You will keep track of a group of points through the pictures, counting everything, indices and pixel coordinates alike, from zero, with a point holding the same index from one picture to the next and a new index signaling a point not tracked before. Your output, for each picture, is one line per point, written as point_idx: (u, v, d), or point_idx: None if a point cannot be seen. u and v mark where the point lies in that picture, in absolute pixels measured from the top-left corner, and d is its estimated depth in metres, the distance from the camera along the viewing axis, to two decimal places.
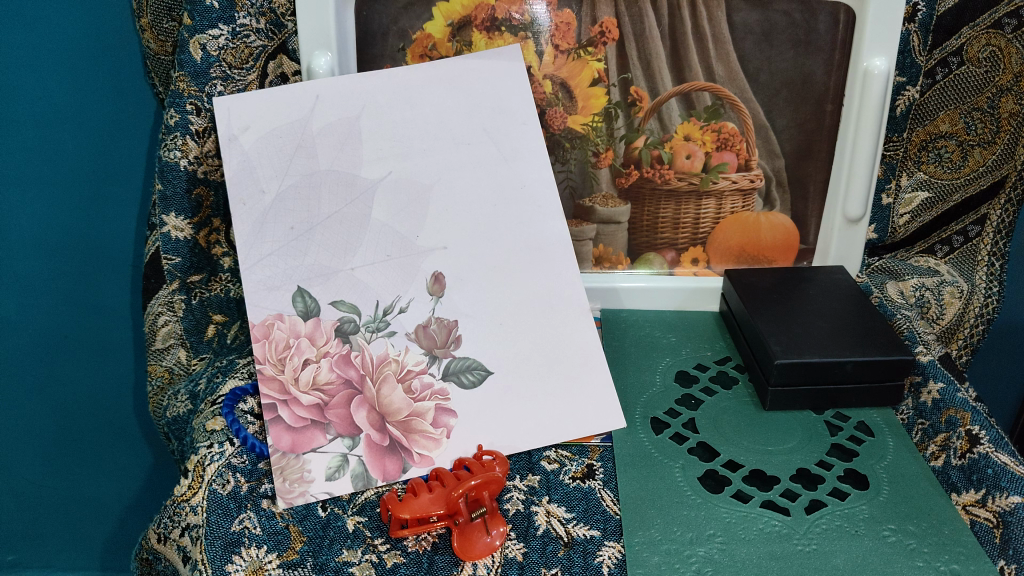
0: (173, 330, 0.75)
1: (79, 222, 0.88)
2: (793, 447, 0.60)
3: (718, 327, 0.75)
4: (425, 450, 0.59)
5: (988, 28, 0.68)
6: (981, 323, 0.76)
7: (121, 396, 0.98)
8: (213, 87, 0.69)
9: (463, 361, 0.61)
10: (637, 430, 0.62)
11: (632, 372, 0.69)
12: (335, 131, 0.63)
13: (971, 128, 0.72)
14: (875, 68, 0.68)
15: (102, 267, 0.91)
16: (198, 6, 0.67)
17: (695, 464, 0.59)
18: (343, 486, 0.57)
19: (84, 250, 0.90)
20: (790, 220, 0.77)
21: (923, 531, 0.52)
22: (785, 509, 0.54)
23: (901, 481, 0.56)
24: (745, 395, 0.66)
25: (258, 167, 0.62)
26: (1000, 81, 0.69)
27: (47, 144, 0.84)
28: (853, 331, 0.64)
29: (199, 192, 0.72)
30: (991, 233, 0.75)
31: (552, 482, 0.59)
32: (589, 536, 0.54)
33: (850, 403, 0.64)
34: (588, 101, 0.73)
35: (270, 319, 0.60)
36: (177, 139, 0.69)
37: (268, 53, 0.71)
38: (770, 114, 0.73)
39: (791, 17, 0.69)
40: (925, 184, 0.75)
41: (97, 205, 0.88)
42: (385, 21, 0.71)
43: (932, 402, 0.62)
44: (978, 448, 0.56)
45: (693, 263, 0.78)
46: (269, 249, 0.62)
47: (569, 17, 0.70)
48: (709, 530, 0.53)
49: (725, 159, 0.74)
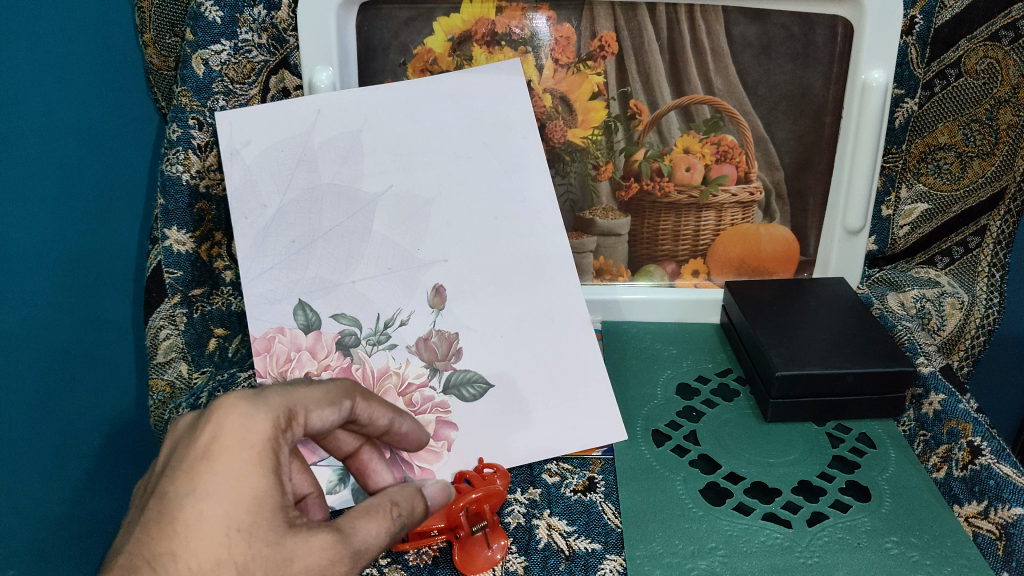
0: (175, 343, 0.74)
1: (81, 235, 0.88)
2: (794, 460, 0.60)
3: (719, 339, 0.75)
4: (425, 463, 0.59)
5: (986, 40, 0.68)
6: (982, 335, 0.76)
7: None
8: (214, 102, 0.70)
9: (463, 373, 0.61)
10: (638, 443, 0.62)
11: (632, 385, 0.69)
12: (336, 146, 0.63)
13: (970, 139, 0.72)
14: (873, 81, 0.68)
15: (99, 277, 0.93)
16: (199, 22, 0.68)
17: (696, 476, 0.59)
18: (343, 499, 0.57)
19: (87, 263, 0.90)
20: (789, 232, 0.77)
21: (925, 543, 0.52)
22: (786, 521, 0.54)
23: (903, 493, 0.56)
24: (745, 407, 0.66)
25: (259, 182, 0.62)
26: (999, 93, 0.69)
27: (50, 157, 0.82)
28: (854, 343, 0.64)
29: (201, 207, 0.72)
30: (992, 244, 0.75)
31: (553, 496, 0.59)
32: (590, 549, 0.54)
33: (851, 415, 0.64)
34: (588, 114, 0.73)
35: (271, 333, 0.61)
36: (179, 153, 0.69)
37: (270, 68, 0.72)
38: (770, 127, 0.73)
39: (789, 30, 0.70)
40: (925, 196, 0.75)
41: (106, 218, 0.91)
42: (386, 36, 0.72)
43: (934, 413, 0.61)
44: (980, 460, 0.56)
45: (693, 275, 0.79)
46: (270, 262, 0.62)
47: (569, 31, 0.71)
48: (710, 543, 0.53)
49: (724, 171, 0.74)
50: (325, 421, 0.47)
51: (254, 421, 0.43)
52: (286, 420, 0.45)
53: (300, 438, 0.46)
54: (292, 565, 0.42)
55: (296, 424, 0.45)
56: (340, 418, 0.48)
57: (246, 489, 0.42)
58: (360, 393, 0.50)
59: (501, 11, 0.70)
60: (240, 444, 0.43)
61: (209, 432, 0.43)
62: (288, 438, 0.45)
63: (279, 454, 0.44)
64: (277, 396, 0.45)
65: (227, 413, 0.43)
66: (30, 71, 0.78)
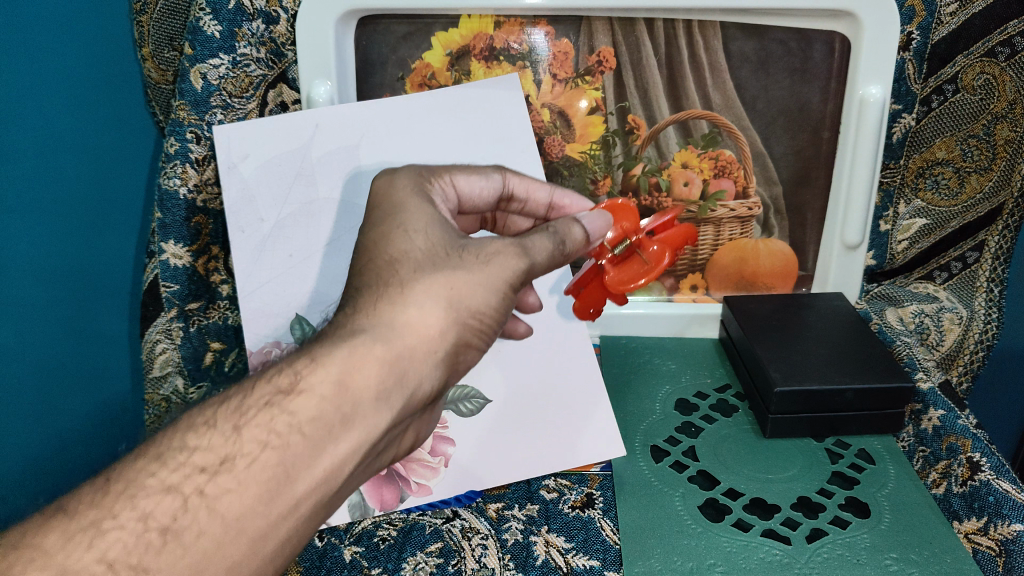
0: (170, 358, 0.74)
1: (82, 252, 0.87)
2: (794, 476, 0.59)
3: (718, 353, 0.75)
4: (423, 479, 0.59)
5: (982, 56, 0.68)
6: (981, 350, 0.76)
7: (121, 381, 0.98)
8: (212, 115, 0.70)
9: (462, 389, 0.62)
10: (637, 459, 0.62)
11: (632, 400, 0.68)
12: (335, 159, 0.63)
13: (968, 155, 0.71)
14: (870, 97, 0.68)
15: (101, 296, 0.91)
16: (198, 36, 0.67)
17: (695, 492, 0.58)
18: (341, 515, 0.57)
19: (80, 273, 0.87)
20: (788, 247, 0.77)
21: (925, 560, 0.51)
22: (786, 538, 0.54)
23: (903, 510, 0.56)
24: (745, 423, 0.65)
25: (257, 196, 0.62)
26: (995, 108, 0.69)
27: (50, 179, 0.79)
28: (853, 358, 0.64)
29: (199, 221, 0.72)
30: (990, 259, 0.75)
31: (551, 512, 0.58)
32: (589, 566, 0.53)
33: (851, 431, 0.63)
34: (587, 129, 0.74)
35: (268, 346, 0.61)
36: (176, 166, 0.69)
37: (268, 82, 0.72)
38: (769, 142, 0.74)
39: (787, 46, 0.70)
40: (923, 212, 0.74)
41: (94, 231, 0.88)
42: (385, 51, 0.72)
43: (932, 429, 0.61)
44: (979, 476, 0.56)
45: (693, 290, 0.79)
46: (268, 277, 0.62)
47: (567, 46, 0.71)
48: (709, 560, 0.52)
49: (723, 186, 0.75)
50: (476, 185, 0.55)
51: (402, 177, 0.51)
52: (432, 177, 0.52)
53: (454, 200, 0.54)
54: (471, 249, 0.46)
55: (443, 181, 0.53)
56: (495, 187, 0.57)
57: (416, 209, 0.48)
58: (508, 170, 0.57)
59: (499, 26, 0.70)
60: (399, 190, 0.50)
61: (378, 190, 0.51)
62: (439, 184, 0.53)
63: (430, 187, 0.52)
64: (415, 169, 0.53)
65: (386, 173, 0.52)
66: (34, 80, 0.76)
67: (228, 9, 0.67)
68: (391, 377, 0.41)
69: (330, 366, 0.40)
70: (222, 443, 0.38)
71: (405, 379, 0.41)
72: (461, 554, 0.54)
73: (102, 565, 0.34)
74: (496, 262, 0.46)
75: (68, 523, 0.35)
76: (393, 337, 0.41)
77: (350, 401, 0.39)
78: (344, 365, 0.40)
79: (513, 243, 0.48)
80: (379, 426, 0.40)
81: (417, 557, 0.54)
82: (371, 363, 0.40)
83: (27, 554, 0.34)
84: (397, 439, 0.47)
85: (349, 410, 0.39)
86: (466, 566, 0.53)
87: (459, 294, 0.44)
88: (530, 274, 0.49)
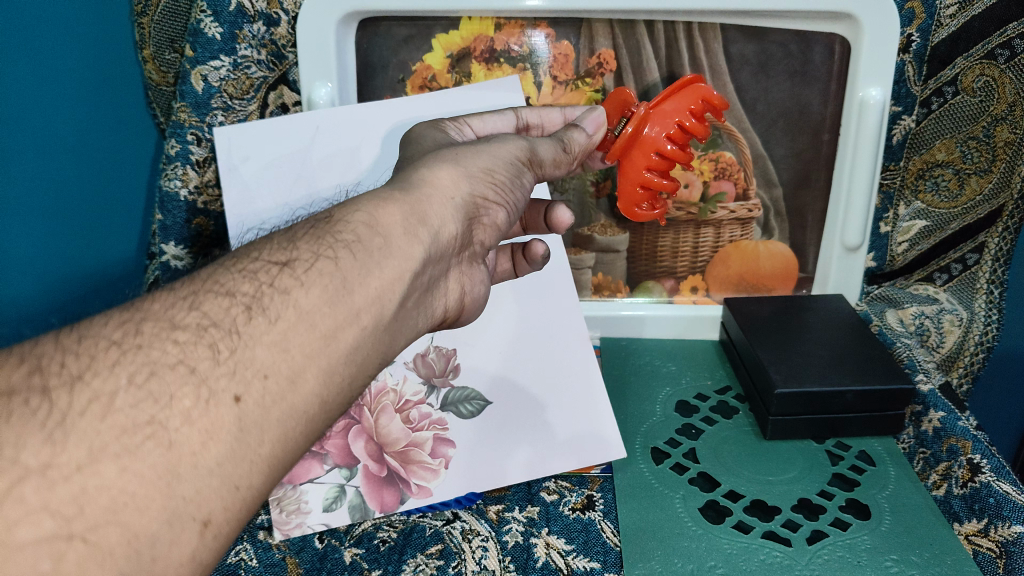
0: None
1: (97, 139, 0.74)
2: (793, 478, 0.59)
3: (718, 356, 0.75)
4: (424, 481, 0.59)
5: (982, 59, 0.67)
6: (982, 351, 0.76)
7: (96, 295, 0.75)
8: (213, 117, 0.70)
9: (462, 390, 0.63)
10: (637, 460, 0.62)
11: (632, 403, 0.68)
12: (335, 161, 0.63)
13: (968, 157, 0.71)
14: (870, 99, 0.68)
15: (15, 130, 0.63)
16: (199, 38, 0.67)
17: (696, 494, 0.58)
18: (341, 517, 0.57)
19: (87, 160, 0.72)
20: (789, 249, 0.77)
21: (926, 562, 0.51)
22: (786, 539, 0.54)
23: (903, 511, 0.56)
24: (745, 425, 0.65)
25: (257, 196, 0.62)
26: (995, 111, 0.69)
27: (97, 44, 0.73)
28: (853, 360, 0.64)
29: (199, 222, 0.72)
30: (990, 261, 0.75)
31: (552, 514, 0.58)
32: (589, 568, 0.53)
33: (851, 433, 0.63)
34: None
35: None
36: (177, 168, 0.69)
37: (269, 84, 0.72)
38: (769, 144, 0.74)
39: (787, 48, 0.70)
40: (923, 214, 0.74)
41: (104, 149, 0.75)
42: (385, 53, 0.72)
43: (933, 430, 0.61)
44: (980, 477, 0.56)
45: (693, 292, 0.79)
46: None
47: (567, 49, 0.71)
48: (709, 562, 0.52)
49: (724, 188, 0.75)
50: (490, 123, 0.56)
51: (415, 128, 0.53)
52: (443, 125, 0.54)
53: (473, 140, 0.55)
54: (489, 146, 0.47)
55: (457, 125, 0.54)
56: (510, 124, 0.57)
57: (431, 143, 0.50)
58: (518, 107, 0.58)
59: (500, 29, 0.71)
60: (416, 134, 0.52)
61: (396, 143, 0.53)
62: (454, 127, 0.54)
63: (443, 127, 0.53)
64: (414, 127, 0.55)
65: None
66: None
67: (229, 11, 0.67)
68: (414, 217, 0.41)
69: (359, 207, 0.40)
70: (280, 251, 0.38)
71: (426, 220, 0.41)
72: (461, 556, 0.54)
73: (201, 322, 0.34)
74: (502, 143, 0.48)
75: (167, 296, 0.35)
76: (416, 189, 0.42)
77: (382, 232, 0.39)
78: (370, 205, 0.40)
79: (520, 138, 0.49)
80: (414, 256, 0.40)
81: (417, 559, 0.54)
82: (394, 205, 0.40)
83: (140, 313, 0.34)
84: (444, 284, 0.46)
85: (384, 239, 0.39)
86: (467, 568, 0.53)
87: (464, 157, 0.45)
88: (534, 159, 0.49)
